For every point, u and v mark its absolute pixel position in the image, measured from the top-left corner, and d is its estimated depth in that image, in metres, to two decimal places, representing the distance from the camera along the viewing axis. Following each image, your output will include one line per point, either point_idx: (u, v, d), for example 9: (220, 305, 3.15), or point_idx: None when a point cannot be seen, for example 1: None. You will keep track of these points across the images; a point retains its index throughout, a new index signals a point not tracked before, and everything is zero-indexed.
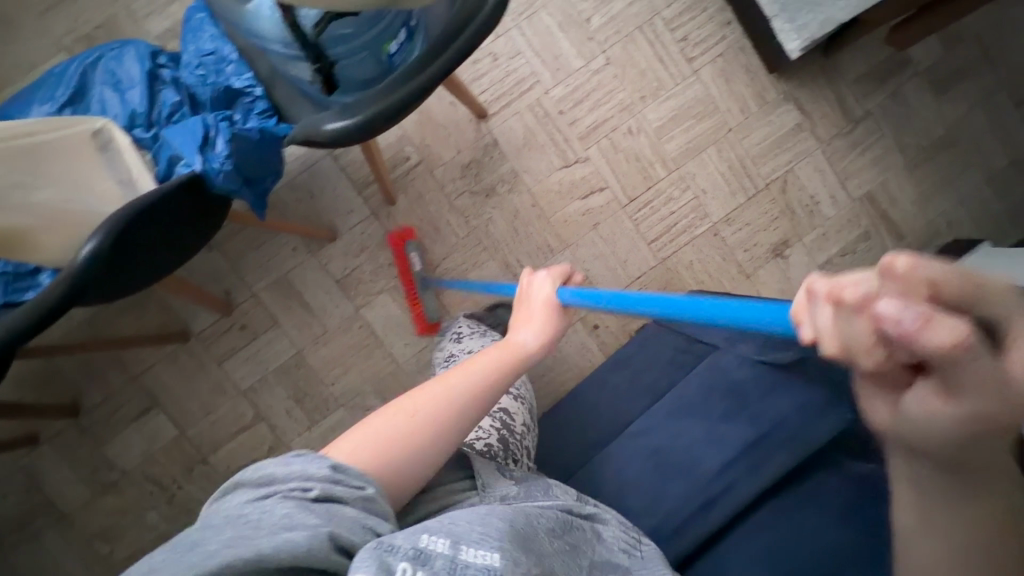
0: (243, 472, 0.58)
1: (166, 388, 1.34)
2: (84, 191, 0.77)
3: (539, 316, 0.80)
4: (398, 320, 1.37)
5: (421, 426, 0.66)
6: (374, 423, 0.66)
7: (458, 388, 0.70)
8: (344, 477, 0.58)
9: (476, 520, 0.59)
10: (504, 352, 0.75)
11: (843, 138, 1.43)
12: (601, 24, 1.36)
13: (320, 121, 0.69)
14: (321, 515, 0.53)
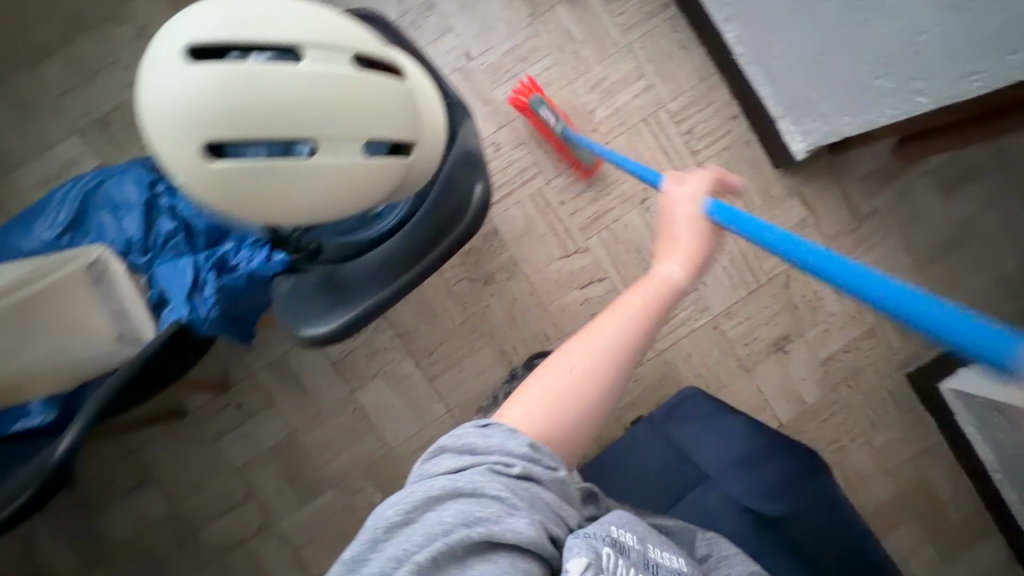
0: (443, 439, 0.62)
1: (162, 463, 1.35)
2: (79, 332, 0.78)
3: (682, 239, 0.73)
4: (393, 404, 1.36)
5: (573, 401, 0.64)
6: (550, 370, 0.66)
7: (601, 357, 0.65)
8: (542, 457, 0.60)
9: (646, 527, 0.69)
10: (654, 288, 0.70)
11: (848, 235, 1.41)
12: (605, 116, 1.36)
13: (302, 313, 0.74)
14: (524, 501, 0.57)
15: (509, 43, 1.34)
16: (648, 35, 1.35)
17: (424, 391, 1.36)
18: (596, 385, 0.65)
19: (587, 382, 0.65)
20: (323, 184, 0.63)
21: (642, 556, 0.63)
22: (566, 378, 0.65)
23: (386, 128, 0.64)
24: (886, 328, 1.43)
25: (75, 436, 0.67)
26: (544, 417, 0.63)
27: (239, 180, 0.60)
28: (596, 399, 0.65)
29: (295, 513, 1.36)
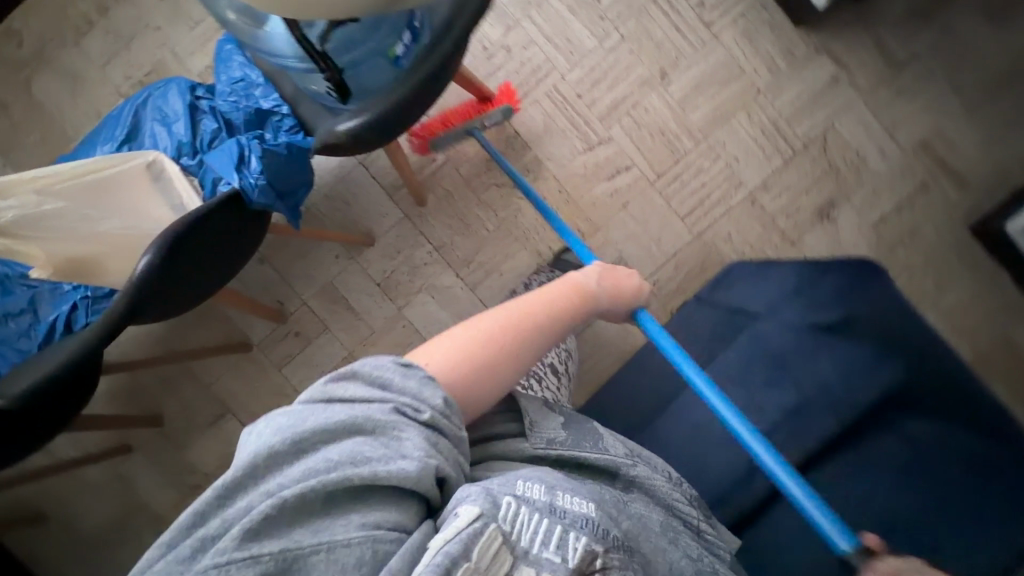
0: (360, 364, 0.59)
1: (235, 395, 1.45)
2: (143, 218, 0.87)
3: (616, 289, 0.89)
4: (440, 316, 1.40)
5: (493, 341, 0.67)
6: (469, 330, 0.68)
7: (513, 315, 0.71)
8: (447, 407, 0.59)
9: (562, 477, 0.61)
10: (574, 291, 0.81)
11: (887, 86, 1.34)
12: (612, 2, 1.34)
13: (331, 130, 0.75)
14: (426, 446, 0.55)
15: None
16: None
17: (467, 301, 1.40)
18: (507, 341, 0.68)
19: (501, 345, 0.67)
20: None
21: (546, 503, 0.56)
22: (478, 335, 0.67)
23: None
24: (941, 179, 1.35)
25: (156, 252, 0.70)
26: (455, 366, 0.63)
27: None
28: (502, 368, 0.66)
29: None
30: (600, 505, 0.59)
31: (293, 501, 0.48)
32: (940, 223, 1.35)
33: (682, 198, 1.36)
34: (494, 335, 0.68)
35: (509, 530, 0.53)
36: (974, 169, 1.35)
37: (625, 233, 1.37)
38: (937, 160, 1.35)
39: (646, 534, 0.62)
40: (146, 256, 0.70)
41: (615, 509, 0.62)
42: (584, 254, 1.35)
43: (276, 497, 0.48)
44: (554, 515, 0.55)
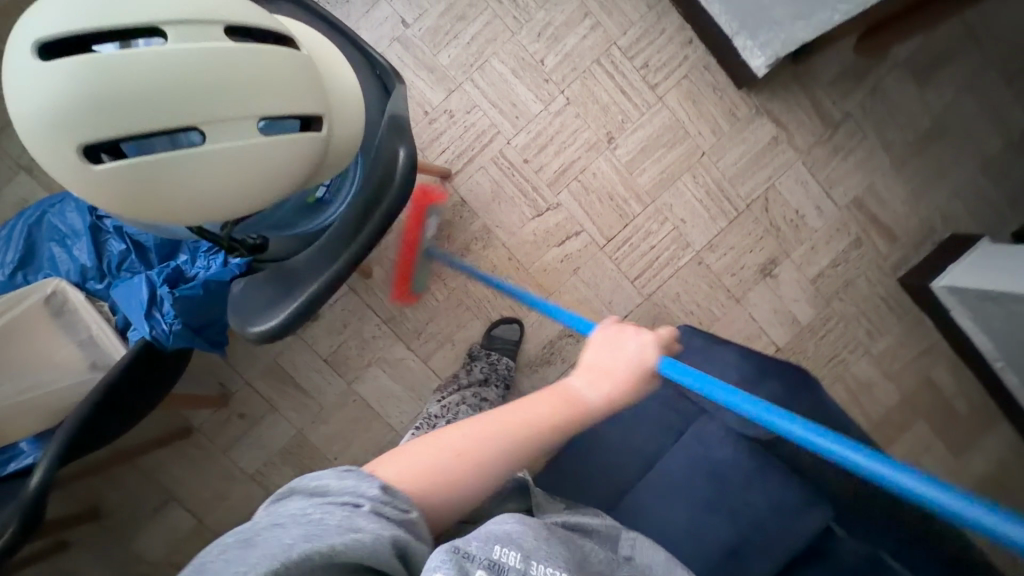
0: (296, 479, 0.52)
1: (180, 480, 1.38)
2: (46, 363, 0.78)
3: (614, 368, 0.72)
4: (393, 389, 1.37)
5: (472, 464, 0.60)
6: (433, 443, 0.61)
7: (493, 433, 0.63)
8: (392, 500, 0.52)
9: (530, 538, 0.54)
10: (562, 398, 0.68)
11: (823, 145, 1.37)
12: (556, 63, 1.31)
13: (258, 307, 0.70)
14: (374, 531, 0.47)
15: (445, 2, 1.28)
16: None
17: (421, 373, 1.37)
18: (484, 465, 0.61)
19: (468, 466, 0.60)
20: (234, 168, 0.54)
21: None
22: (448, 455, 0.60)
23: (293, 105, 0.56)
24: (874, 234, 1.40)
25: (54, 456, 0.67)
26: (408, 485, 0.56)
27: (139, 182, 0.51)
28: (466, 499, 0.59)
29: None
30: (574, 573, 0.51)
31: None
32: (873, 276, 1.41)
33: (632, 262, 1.36)
34: (465, 454, 0.60)
35: None
36: (905, 223, 1.40)
37: (577, 298, 1.36)
38: (870, 217, 1.40)
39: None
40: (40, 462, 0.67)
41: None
42: (517, 323, 1.36)
43: None
44: None
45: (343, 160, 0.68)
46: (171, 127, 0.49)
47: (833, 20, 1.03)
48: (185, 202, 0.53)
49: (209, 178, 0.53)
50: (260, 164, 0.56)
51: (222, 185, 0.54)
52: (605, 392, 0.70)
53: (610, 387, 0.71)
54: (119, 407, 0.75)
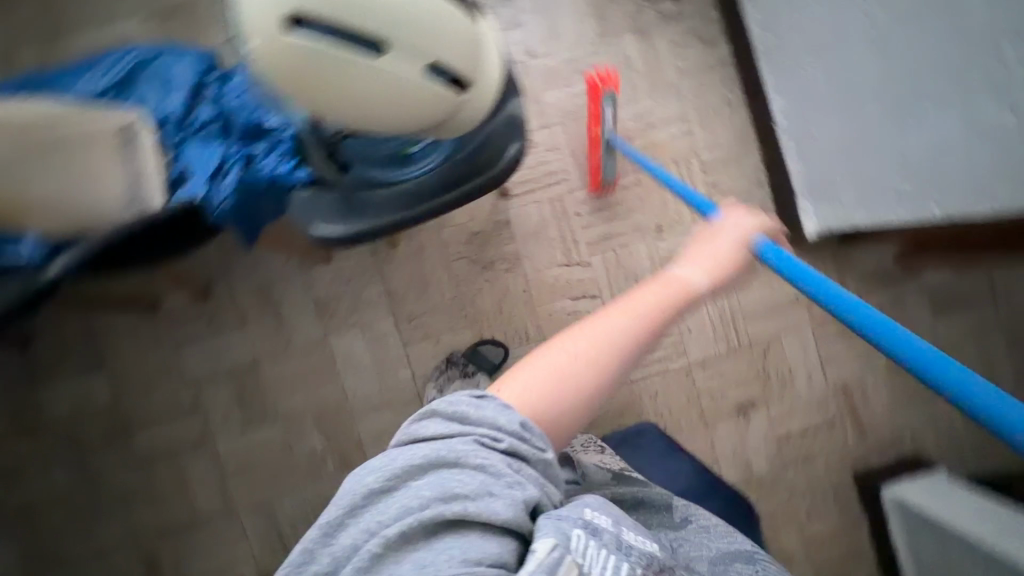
0: (436, 402, 0.61)
1: (121, 351, 1.35)
2: (88, 183, 0.77)
3: (705, 260, 0.79)
4: (362, 357, 1.38)
5: (587, 366, 0.64)
6: (562, 353, 0.65)
7: (605, 346, 0.65)
8: (530, 433, 0.59)
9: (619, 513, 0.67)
10: (675, 289, 0.73)
11: (835, 324, 1.45)
12: (640, 147, 1.40)
13: (321, 214, 0.79)
14: (509, 475, 0.57)
15: (572, 53, 1.38)
16: (701, 84, 1.40)
17: (396, 357, 1.38)
18: (601, 371, 0.64)
19: (593, 369, 0.64)
20: (382, 85, 0.66)
21: (612, 535, 0.61)
22: (575, 358, 0.64)
23: (449, 58, 0.68)
24: (848, 422, 1.46)
25: (72, 257, 0.70)
26: (534, 399, 0.63)
27: (312, 56, 0.63)
28: (600, 392, 0.64)
29: (236, 436, 1.37)
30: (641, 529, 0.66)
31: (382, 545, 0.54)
32: (832, 459, 1.46)
33: None
34: (581, 364, 0.64)
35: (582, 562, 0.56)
36: (878, 425, 1.47)
37: None
38: (851, 405, 1.46)
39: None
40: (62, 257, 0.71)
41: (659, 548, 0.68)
42: (502, 347, 1.38)
43: (377, 538, 0.55)
44: (619, 554, 0.60)
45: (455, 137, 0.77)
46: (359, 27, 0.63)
47: (887, 221, 1.12)
48: (332, 90, 0.65)
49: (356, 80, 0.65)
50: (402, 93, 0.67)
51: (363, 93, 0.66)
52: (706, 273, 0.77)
53: (710, 272, 0.77)
54: (139, 248, 0.75)
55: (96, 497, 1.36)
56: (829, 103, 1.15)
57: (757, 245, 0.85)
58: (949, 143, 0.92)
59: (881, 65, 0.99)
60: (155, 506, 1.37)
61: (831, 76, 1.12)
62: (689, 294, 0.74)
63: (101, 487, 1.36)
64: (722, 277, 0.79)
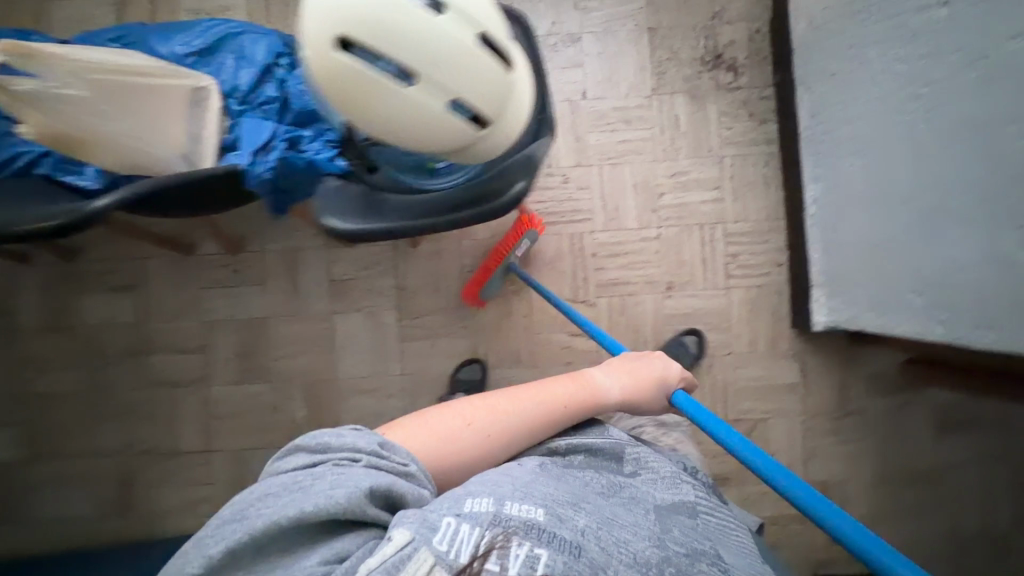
0: (302, 437, 0.64)
1: (150, 282, 1.46)
2: (158, 133, 0.87)
3: (624, 370, 0.96)
4: (360, 341, 1.44)
5: (476, 434, 0.77)
6: (462, 414, 0.79)
7: (507, 422, 0.80)
8: (389, 451, 0.66)
9: (522, 483, 0.65)
10: (586, 386, 0.90)
11: (828, 420, 1.43)
12: (669, 203, 1.43)
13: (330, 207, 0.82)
14: (362, 480, 0.60)
15: (624, 101, 1.43)
16: (742, 156, 1.43)
17: (391, 348, 1.44)
18: (490, 441, 0.78)
19: (474, 443, 0.76)
20: (419, 114, 0.72)
21: (495, 515, 0.58)
22: (468, 423, 0.78)
23: (478, 100, 0.73)
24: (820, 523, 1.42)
25: (116, 200, 0.77)
26: (426, 442, 0.73)
27: (356, 78, 0.70)
28: (487, 457, 0.77)
29: (229, 385, 1.45)
30: (551, 511, 0.60)
31: (253, 539, 0.54)
32: (796, 556, 1.42)
33: None
34: (476, 428, 0.78)
35: (443, 550, 0.54)
36: None
37: None
38: None
39: (615, 554, 0.57)
40: (104, 198, 0.78)
41: (571, 513, 0.61)
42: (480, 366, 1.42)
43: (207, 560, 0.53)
44: (491, 528, 0.56)
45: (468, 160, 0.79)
46: (404, 61, 0.69)
47: (892, 330, 1.11)
48: (372, 110, 0.73)
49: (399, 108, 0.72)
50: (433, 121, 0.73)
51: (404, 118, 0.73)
52: (621, 384, 0.94)
53: (626, 388, 0.93)
54: (188, 197, 0.84)
55: (96, 408, 1.46)
56: (863, 203, 1.15)
57: (670, 393, 0.97)
58: (959, 268, 0.91)
59: (915, 178, 0.99)
60: (144, 430, 1.46)
61: (869, 178, 1.12)
62: (602, 398, 0.90)
63: (102, 400, 1.47)
64: (632, 402, 0.94)
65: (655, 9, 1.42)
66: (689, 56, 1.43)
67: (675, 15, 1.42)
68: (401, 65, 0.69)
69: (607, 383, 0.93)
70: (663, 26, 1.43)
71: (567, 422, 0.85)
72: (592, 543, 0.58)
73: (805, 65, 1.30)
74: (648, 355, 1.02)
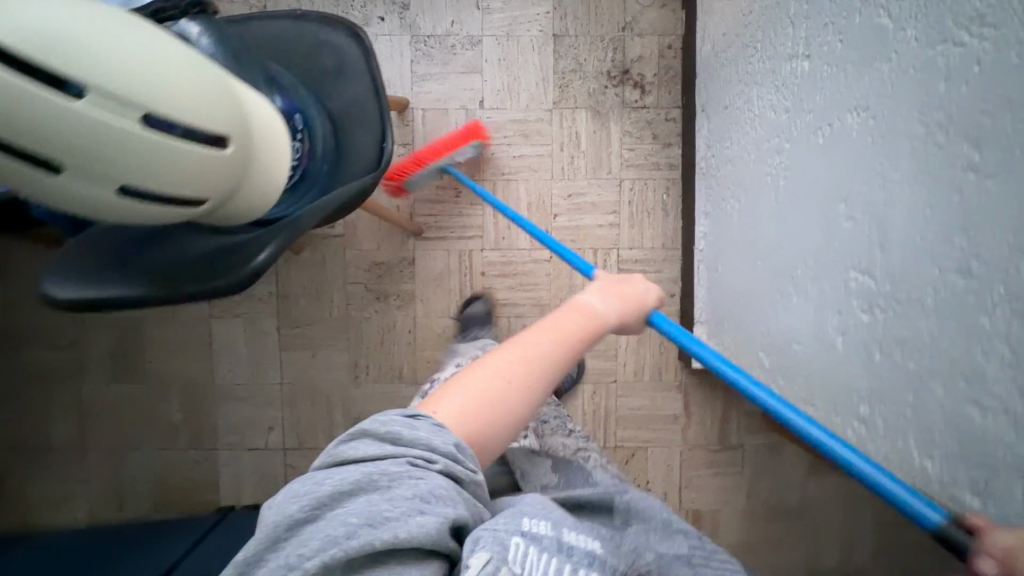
0: (363, 422, 0.57)
1: (18, 273, 1.40)
2: None
3: (611, 291, 0.78)
4: (238, 347, 1.41)
5: (517, 385, 0.64)
6: (485, 386, 0.63)
7: (536, 367, 0.66)
8: (438, 444, 0.55)
9: (553, 508, 0.64)
10: (584, 315, 0.73)
11: (705, 452, 1.43)
12: (563, 225, 1.38)
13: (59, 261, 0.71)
14: (444, 500, 0.52)
15: (523, 114, 1.35)
16: (643, 181, 1.37)
17: (271, 356, 1.41)
18: (532, 387, 0.65)
19: (510, 402, 0.63)
20: (157, 208, 0.52)
21: (554, 543, 0.57)
22: (506, 385, 0.63)
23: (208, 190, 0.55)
24: None
25: None
26: (466, 414, 0.60)
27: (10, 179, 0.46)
28: (532, 400, 0.65)
29: (103, 384, 1.42)
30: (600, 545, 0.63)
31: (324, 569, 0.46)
32: None
33: None
34: (506, 382, 0.64)
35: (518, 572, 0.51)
36: None
37: None
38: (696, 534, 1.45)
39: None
40: None
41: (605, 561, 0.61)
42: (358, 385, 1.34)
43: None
44: (561, 555, 0.57)
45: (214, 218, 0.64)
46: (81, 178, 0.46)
47: None
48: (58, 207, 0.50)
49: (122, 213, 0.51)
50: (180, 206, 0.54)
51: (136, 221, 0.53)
52: (614, 308, 0.77)
53: (621, 308, 0.76)
54: None
55: None
56: (737, 249, 1.11)
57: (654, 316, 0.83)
58: (795, 339, 0.89)
59: (774, 236, 0.95)
60: (15, 424, 1.43)
61: (743, 225, 1.08)
62: (598, 324, 0.74)
63: None
64: (627, 325, 0.79)
65: (562, 15, 1.32)
66: (595, 69, 1.34)
67: (584, 22, 1.33)
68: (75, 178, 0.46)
69: (597, 306, 0.75)
70: (570, 34, 1.33)
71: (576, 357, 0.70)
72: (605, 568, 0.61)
73: (706, 92, 1.23)
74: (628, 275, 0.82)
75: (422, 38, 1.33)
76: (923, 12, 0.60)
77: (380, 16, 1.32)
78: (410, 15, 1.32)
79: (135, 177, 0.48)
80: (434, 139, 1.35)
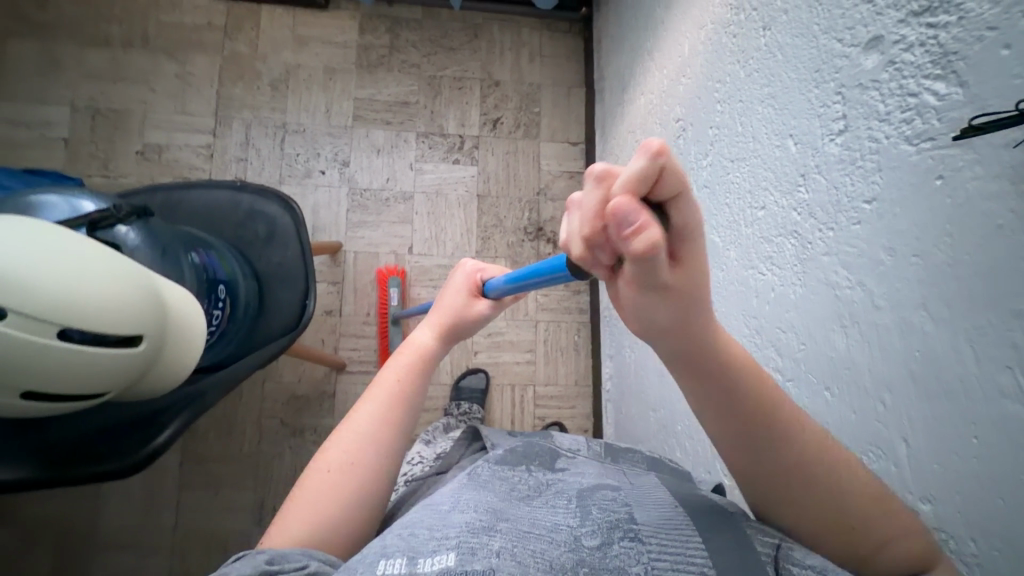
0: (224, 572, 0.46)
1: None
2: None
3: (438, 313, 0.75)
4: (131, 487, 1.30)
5: (348, 468, 0.57)
6: (317, 476, 0.57)
7: (354, 453, 0.58)
8: (281, 564, 0.45)
9: (437, 519, 0.46)
10: (407, 357, 0.68)
11: None
12: (483, 361, 1.47)
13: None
14: None
15: (448, 260, 1.49)
16: (557, 323, 1.50)
17: (167, 496, 1.31)
18: (359, 459, 0.58)
19: (351, 483, 0.56)
20: (125, 380, 0.59)
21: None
22: (327, 472, 0.57)
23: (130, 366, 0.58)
24: None
25: None
26: (312, 523, 0.53)
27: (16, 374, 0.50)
28: (368, 463, 0.58)
29: None
30: (579, 509, 0.49)
31: None
32: None
33: None
34: (336, 474, 0.57)
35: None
36: None
37: None
38: None
39: (531, 563, 0.41)
40: None
41: (479, 536, 0.43)
42: (326, 430, 1.37)
43: None
44: (532, 536, 0.44)
45: (162, 374, 0.64)
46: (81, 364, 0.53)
47: None
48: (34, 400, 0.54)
49: (153, 370, 0.63)
50: (140, 311, 0.57)
51: (161, 365, 0.63)
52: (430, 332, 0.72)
53: (435, 326, 0.73)
54: None
55: None
56: (634, 395, 1.23)
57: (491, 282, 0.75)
58: None
59: (659, 390, 1.08)
60: None
61: (638, 375, 1.21)
62: (417, 356, 0.68)
63: None
64: (466, 327, 0.75)
65: (485, 179, 1.53)
66: (514, 225, 1.52)
67: (504, 186, 1.54)
68: (82, 371, 0.54)
69: (421, 344, 0.70)
70: (492, 195, 1.53)
71: (421, 395, 0.66)
72: (505, 569, 0.40)
73: None
74: (460, 264, 0.81)
75: (359, 190, 1.47)
76: (738, 243, 0.79)
77: (321, 169, 1.47)
78: (349, 170, 1.48)
79: (108, 387, 0.58)
80: (364, 279, 1.45)
